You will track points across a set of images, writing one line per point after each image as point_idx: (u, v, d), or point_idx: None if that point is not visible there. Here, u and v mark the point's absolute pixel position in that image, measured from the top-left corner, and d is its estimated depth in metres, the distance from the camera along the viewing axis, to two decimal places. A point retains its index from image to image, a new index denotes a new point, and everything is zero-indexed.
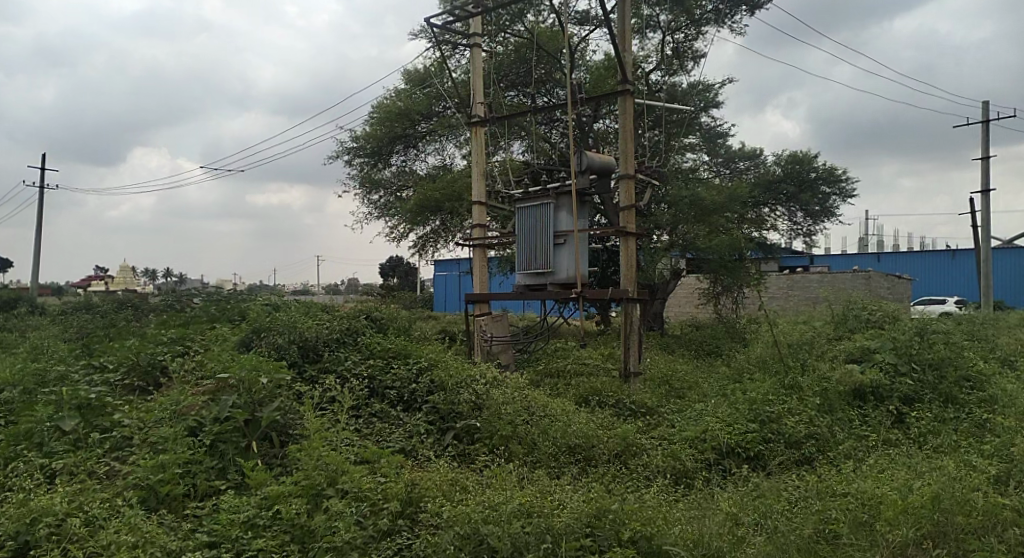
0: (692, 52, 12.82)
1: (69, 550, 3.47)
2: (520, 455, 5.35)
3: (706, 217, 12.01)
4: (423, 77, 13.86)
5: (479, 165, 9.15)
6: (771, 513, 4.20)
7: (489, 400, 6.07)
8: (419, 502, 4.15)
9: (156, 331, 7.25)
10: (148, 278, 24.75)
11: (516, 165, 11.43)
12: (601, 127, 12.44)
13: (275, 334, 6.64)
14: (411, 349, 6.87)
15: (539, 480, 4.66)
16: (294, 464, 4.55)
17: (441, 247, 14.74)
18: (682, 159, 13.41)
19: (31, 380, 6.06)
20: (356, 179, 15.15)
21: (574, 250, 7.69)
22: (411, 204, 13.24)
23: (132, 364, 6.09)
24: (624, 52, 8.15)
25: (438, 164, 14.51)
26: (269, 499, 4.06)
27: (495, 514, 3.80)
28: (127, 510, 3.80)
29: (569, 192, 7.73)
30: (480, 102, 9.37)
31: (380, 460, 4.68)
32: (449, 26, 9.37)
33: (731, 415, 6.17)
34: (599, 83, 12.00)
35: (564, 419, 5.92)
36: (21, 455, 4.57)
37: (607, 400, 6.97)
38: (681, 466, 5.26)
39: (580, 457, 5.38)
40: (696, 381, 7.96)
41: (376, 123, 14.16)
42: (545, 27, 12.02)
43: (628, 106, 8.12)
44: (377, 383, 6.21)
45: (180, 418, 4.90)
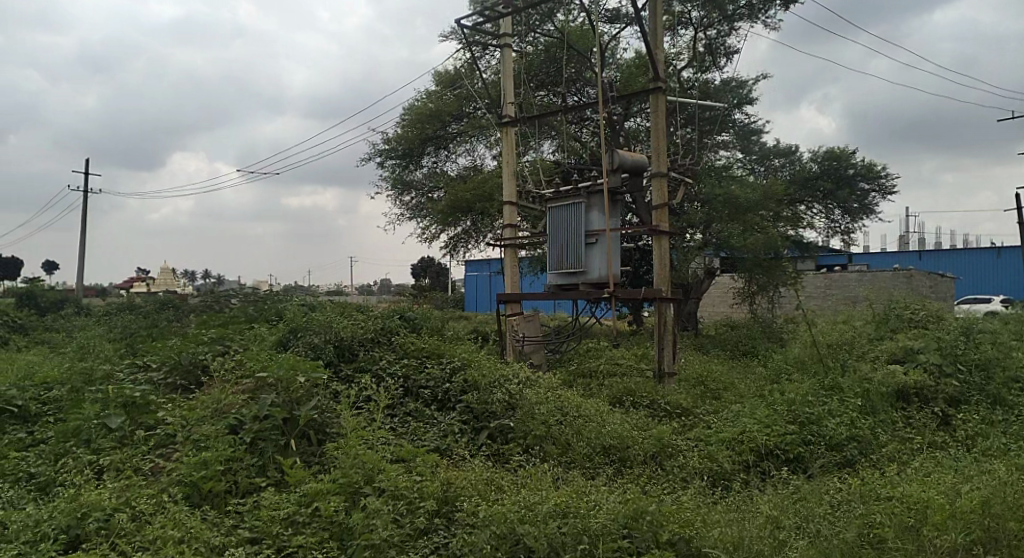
0: (725, 48, 12.67)
1: (117, 544, 3.56)
2: (555, 455, 5.34)
3: (740, 216, 11.84)
4: (454, 79, 13.93)
5: (510, 166, 9.16)
6: (812, 516, 4.12)
7: (522, 400, 6.07)
8: (455, 501, 4.16)
9: (197, 331, 7.41)
10: (188, 279, 25.38)
11: (547, 164, 11.42)
12: (632, 126, 12.35)
13: (312, 334, 6.74)
14: (444, 349, 6.91)
15: (574, 480, 4.63)
16: (331, 463, 4.60)
17: (472, 247, 14.80)
18: (715, 157, 13.24)
19: (79, 378, 6.25)
20: (388, 180, 15.29)
21: (605, 249, 7.64)
22: (443, 205, 13.31)
23: (174, 363, 6.24)
24: (655, 49, 8.07)
25: (468, 165, 14.57)
26: (308, 497, 4.11)
27: (531, 514, 3.80)
28: (171, 506, 3.88)
29: (601, 191, 7.69)
30: (510, 101, 9.37)
31: (415, 459, 4.71)
32: (479, 27, 9.38)
33: (769, 416, 6.07)
34: (630, 81, 11.91)
35: (598, 420, 5.89)
36: (69, 452, 4.71)
37: (641, 401, 6.91)
38: (718, 468, 5.20)
39: (614, 457, 5.34)
40: (732, 382, 7.85)
41: (407, 125, 14.28)
42: (576, 26, 11.98)
43: (660, 104, 8.06)
44: (411, 382, 6.25)
45: (221, 417, 5.00)
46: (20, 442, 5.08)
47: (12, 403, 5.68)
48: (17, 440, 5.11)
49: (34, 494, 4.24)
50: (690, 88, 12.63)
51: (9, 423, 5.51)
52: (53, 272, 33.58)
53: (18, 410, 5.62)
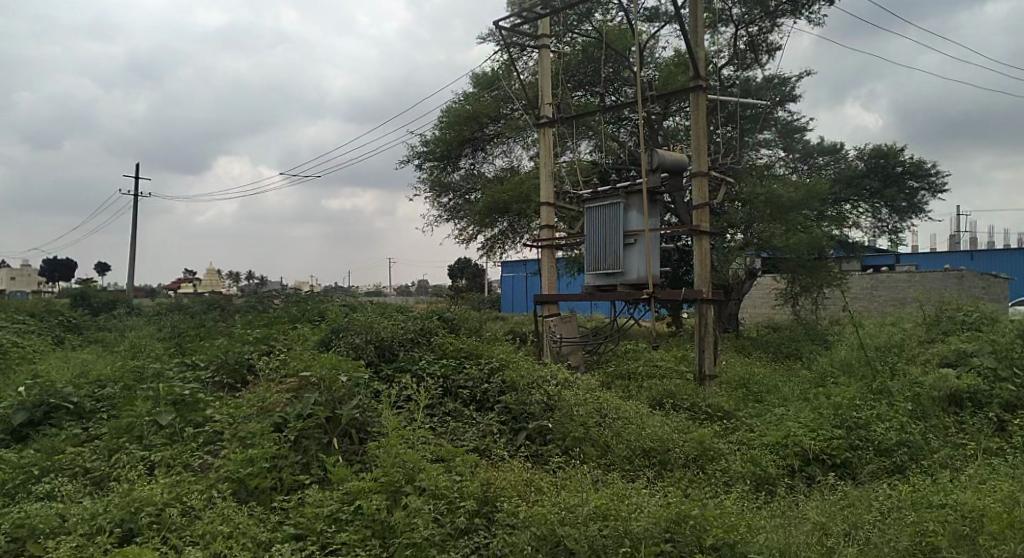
0: (767, 44, 12.44)
1: (168, 538, 3.66)
2: (594, 457, 5.31)
3: (783, 215, 11.62)
4: (491, 81, 13.98)
5: (547, 166, 9.15)
6: (861, 523, 4.01)
7: (561, 401, 6.05)
8: (495, 501, 4.17)
9: (242, 331, 7.57)
10: (232, 280, 25.99)
11: (585, 165, 11.37)
12: (671, 125, 12.21)
13: (352, 335, 6.84)
14: (482, 349, 6.93)
15: (613, 483, 4.60)
16: (373, 461, 4.66)
17: (509, 248, 14.81)
18: (756, 156, 13.02)
19: (130, 377, 6.44)
20: (426, 182, 15.41)
21: (644, 249, 7.56)
22: (480, 206, 13.37)
23: (221, 363, 6.40)
24: (696, 47, 7.96)
25: (505, 167, 14.59)
26: (350, 494, 4.16)
27: (572, 516, 3.79)
28: (219, 502, 3.98)
29: (640, 191, 7.63)
30: (548, 102, 9.35)
31: (455, 459, 4.73)
32: (517, 28, 9.38)
33: (814, 420, 5.94)
34: (669, 79, 11.79)
35: (638, 422, 5.84)
36: (123, 447, 4.86)
37: (681, 403, 6.82)
38: (762, 472, 5.10)
39: (654, 460, 5.28)
40: (775, 385, 7.69)
41: (445, 127, 14.37)
42: (614, 25, 11.91)
43: (701, 103, 7.97)
44: (449, 383, 6.29)
45: (266, 415, 5.12)
46: (76, 437, 5.27)
47: (68, 400, 5.90)
48: (73, 435, 5.30)
49: (89, 488, 4.39)
50: (731, 86, 12.44)
51: (66, 419, 5.72)
52: (105, 274, 34.73)
53: (74, 407, 5.83)
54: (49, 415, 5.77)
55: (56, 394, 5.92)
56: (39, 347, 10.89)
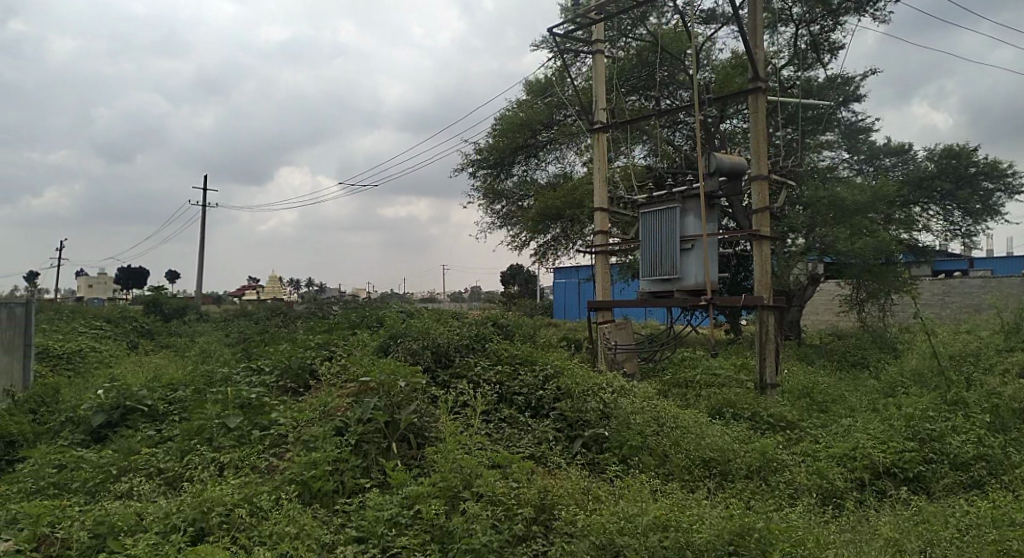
0: (830, 43, 12.11)
1: (238, 538, 3.78)
2: (653, 466, 5.22)
3: (848, 219, 11.24)
4: (544, 87, 13.99)
5: (602, 171, 9.10)
6: (936, 540, 3.83)
7: (617, 409, 6.00)
8: (552, 509, 4.16)
9: (305, 336, 7.78)
10: (292, 286, 26.70)
11: (639, 169, 11.27)
12: (729, 128, 11.99)
13: (411, 340, 6.95)
14: (537, 356, 6.94)
15: (673, 493, 4.51)
16: (430, 466, 4.71)
17: (562, 254, 14.77)
18: (818, 158, 12.65)
19: (200, 380, 6.70)
20: (480, 190, 15.53)
21: (702, 255, 7.43)
22: (534, 212, 13.39)
23: (284, 367, 6.58)
24: (755, 49, 7.80)
25: (558, 173, 14.59)
26: (409, 499, 4.22)
27: (631, 526, 3.74)
28: (286, 503, 4.09)
29: (697, 195, 7.51)
30: (602, 107, 9.30)
31: (511, 465, 4.74)
32: (571, 35, 9.38)
33: (883, 431, 5.71)
34: (727, 82, 11.59)
35: (696, 431, 5.74)
36: (195, 448, 5.06)
37: (742, 412, 6.66)
38: (829, 485, 4.94)
39: (715, 471, 5.17)
40: (841, 394, 7.43)
41: (499, 134, 14.46)
42: (669, 28, 11.79)
43: (761, 104, 7.79)
44: (505, 389, 6.32)
45: (328, 419, 5.26)
46: (150, 438, 5.50)
47: (143, 402, 6.16)
48: (148, 436, 5.54)
49: (164, 488, 4.56)
50: (791, 87, 12.14)
51: (141, 421, 5.97)
52: (174, 280, 36.23)
53: (148, 409, 6.09)
54: (125, 416, 6.05)
55: (132, 397, 6.20)
56: (115, 352, 11.46)
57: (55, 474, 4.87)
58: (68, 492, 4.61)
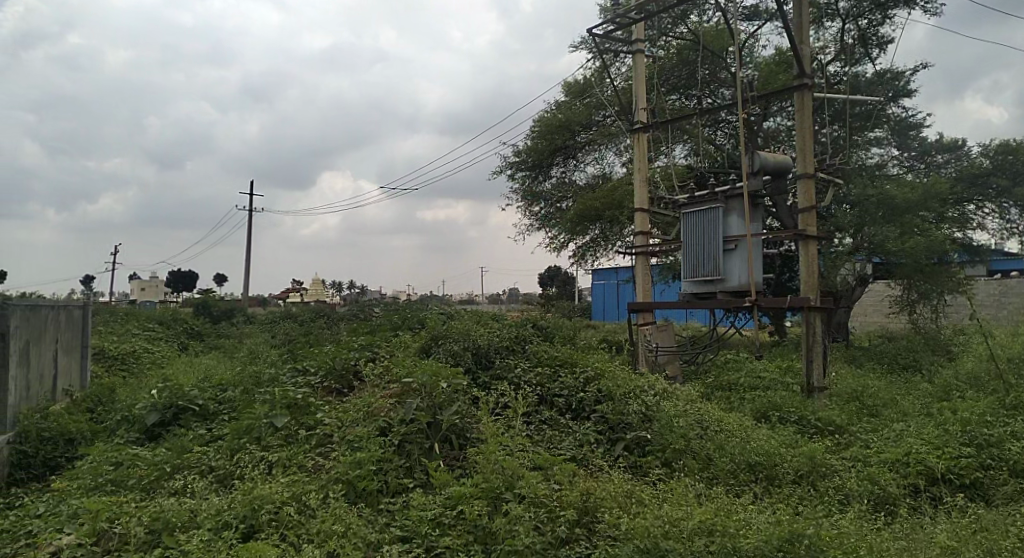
0: (878, 37, 11.79)
1: (286, 535, 3.86)
2: (696, 470, 5.15)
3: (898, 217, 10.92)
4: (583, 88, 13.94)
5: (642, 172, 9.02)
6: (997, 549, 3.68)
7: (659, 412, 5.94)
8: (595, 512, 4.13)
9: (349, 338, 7.91)
10: (335, 289, 27.15)
11: (680, 169, 11.14)
12: (772, 126, 11.75)
13: (452, 342, 7.00)
14: (577, 358, 6.91)
15: (718, 497, 4.44)
16: (472, 467, 4.74)
17: (601, 255, 14.69)
18: (867, 156, 12.32)
19: (248, 381, 6.86)
20: (518, 192, 15.54)
21: (746, 255, 7.30)
22: (572, 214, 13.35)
23: (328, 369, 6.69)
24: (801, 45, 7.63)
25: (598, 174, 14.51)
26: (452, 499, 4.25)
27: (676, 530, 3.70)
28: (332, 502, 4.16)
29: (741, 195, 7.39)
30: (643, 107, 9.21)
31: (553, 467, 4.73)
32: (611, 35, 9.32)
33: (938, 437, 5.53)
34: (770, 79, 11.38)
35: (741, 435, 5.64)
36: (244, 447, 5.19)
37: (789, 416, 6.53)
38: (882, 491, 4.79)
39: (761, 475, 5.07)
40: (892, 398, 7.22)
41: (537, 136, 14.45)
42: (711, 26, 11.63)
43: (807, 101, 7.61)
44: (545, 391, 6.32)
45: (372, 419, 5.33)
46: (201, 437, 5.65)
47: (194, 402, 6.34)
48: (199, 435, 5.69)
49: (215, 485, 4.68)
50: (837, 84, 11.86)
51: (193, 420, 6.15)
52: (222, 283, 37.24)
53: (199, 408, 6.26)
54: (178, 416, 6.24)
55: (184, 397, 6.38)
56: (167, 353, 11.81)
57: (113, 471, 5.04)
58: (125, 489, 4.77)
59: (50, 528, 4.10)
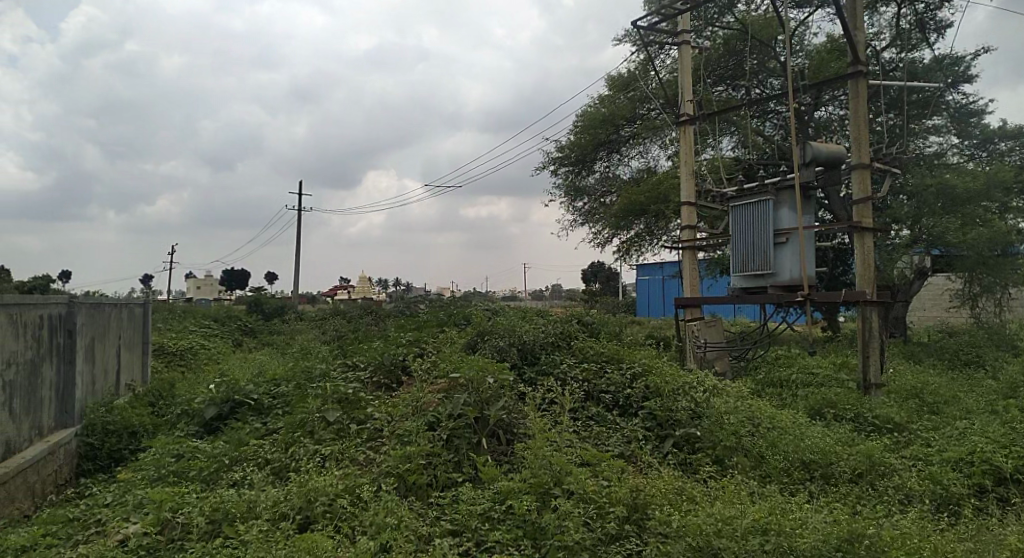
0: (937, 21, 11.33)
1: (341, 527, 3.94)
2: (749, 468, 5.05)
3: (958, 208, 10.50)
4: (627, 82, 13.78)
5: (689, 165, 8.86)
6: None
7: (709, 409, 5.85)
8: (645, 509, 4.07)
9: (396, 334, 8.02)
10: (382, 287, 27.57)
11: (728, 162, 10.93)
12: (824, 115, 11.41)
13: (497, 338, 7.03)
14: (624, 354, 6.84)
15: (771, 496, 4.35)
16: (521, 462, 4.74)
17: (646, 250, 14.52)
18: (924, 145, 11.87)
19: (301, 376, 7.02)
20: (561, 187, 15.48)
21: (798, 249, 7.11)
22: (617, 209, 13.24)
23: (377, 364, 6.80)
24: (855, 31, 7.38)
25: (642, 168, 14.35)
26: (501, 494, 4.26)
27: (729, 528, 3.64)
28: (384, 496, 4.22)
29: (792, 187, 7.20)
30: (689, 99, 9.05)
31: (602, 463, 4.71)
32: (656, 27, 9.18)
33: (1005, 436, 5.30)
34: (821, 68, 11.06)
35: (795, 432, 5.51)
36: (298, 440, 5.31)
37: (845, 413, 6.34)
38: (944, 491, 4.62)
39: (816, 474, 4.94)
40: (954, 395, 6.94)
41: (580, 131, 14.36)
42: (759, 15, 11.35)
43: (862, 89, 7.36)
44: (591, 387, 6.28)
45: (420, 414, 5.39)
46: (257, 431, 5.81)
47: (250, 397, 6.52)
48: (255, 429, 5.85)
49: (272, 477, 4.81)
50: (893, 70, 11.46)
51: (249, 414, 6.33)
52: (273, 280, 38.20)
53: (255, 403, 6.44)
54: (235, 410, 6.42)
55: (240, 392, 6.57)
56: (222, 349, 12.18)
57: (174, 463, 5.22)
58: (186, 480, 4.93)
59: (118, 517, 4.27)
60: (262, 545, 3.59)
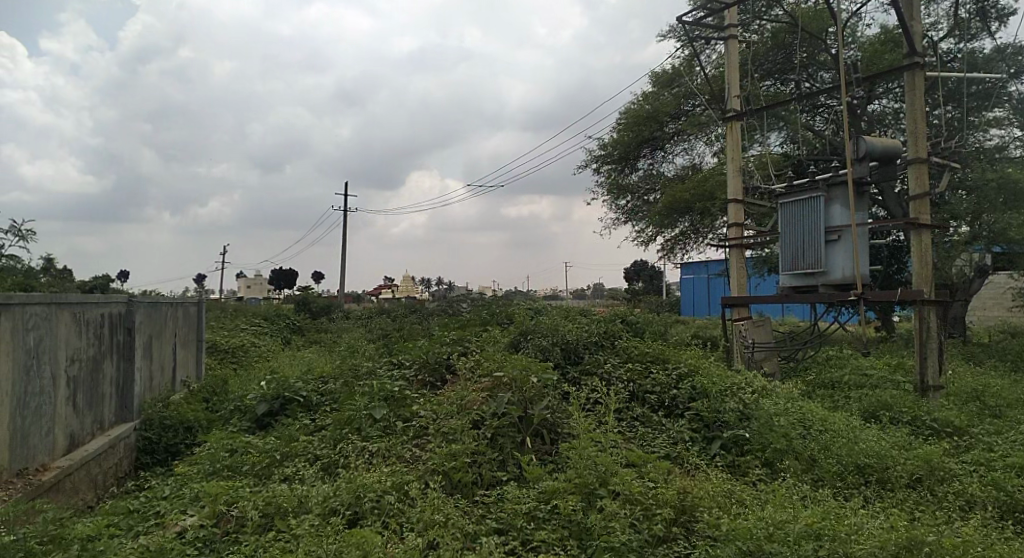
0: (998, 9, 10.87)
1: (389, 524, 3.99)
2: (801, 471, 4.93)
3: (1021, 203, 10.04)
4: (671, 78, 13.57)
5: (736, 162, 8.68)
6: None
7: (758, 410, 5.73)
8: (693, 511, 4.00)
9: (440, 333, 8.07)
10: (425, 286, 27.85)
11: (776, 158, 10.68)
12: (877, 109, 11.06)
13: (541, 336, 7.01)
14: (669, 354, 6.75)
15: (824, 500, 4.24)
16: (565, 462, 4.72)
17: (691, 248, 14.30)
18: (985, 138, 11.40)
19: (348, 374, 7.13)
20: (604, 185, 15.36)
21: (851, 246, 6.90)
22: (661, 206, 13.08)
23: (422, 362, 6.86)
24: (911, 22, 7.12)
25: (686, 165, 14.13)
26: (546, 494, 4.25)
27: (781, 533, 3.57)
28: (430, 493, 4.26)
29: (844, 182, 6.98)
30: (736, 94, 8.86)
31: (648, 465, 4.65)
32: (702, 22, 9.02)
33: None
34: (874, 60, 10.72)
35: (848, 435, 5.35)
36: (346, 437, 5.40)
37: (901, 417, 6.13)
38: (1009, 498, 4.42)
39: (871, 479, 4.79)
40: (1019, 399, 6.64)
41: (624, 128, 14.23)
42: (809, 7, 11.07)
43: (919, 81, 7.09)
44: (636, 387, 6.21)
45: (465, 412, 5.42)
46: (306, 427, 5.92)
47: (299, 394, 6.65)
48: (304, 425, 5.97)
49: (322, 473, 4.90)
50: (951, 61, 11.04)
51: (298, 410, 6.47)
52: (320, 279, 38.98)
53: (304, 400, 6.57)
54: (284, 406, 6.57)
55: (289, 388, 6.71)
56: (271, 347, 12.47)
57: (228, 458, 5.36)
58: (239, 474, 5.06)
59: (175, 510, 4.41)
60: (314, 539, 3.66)
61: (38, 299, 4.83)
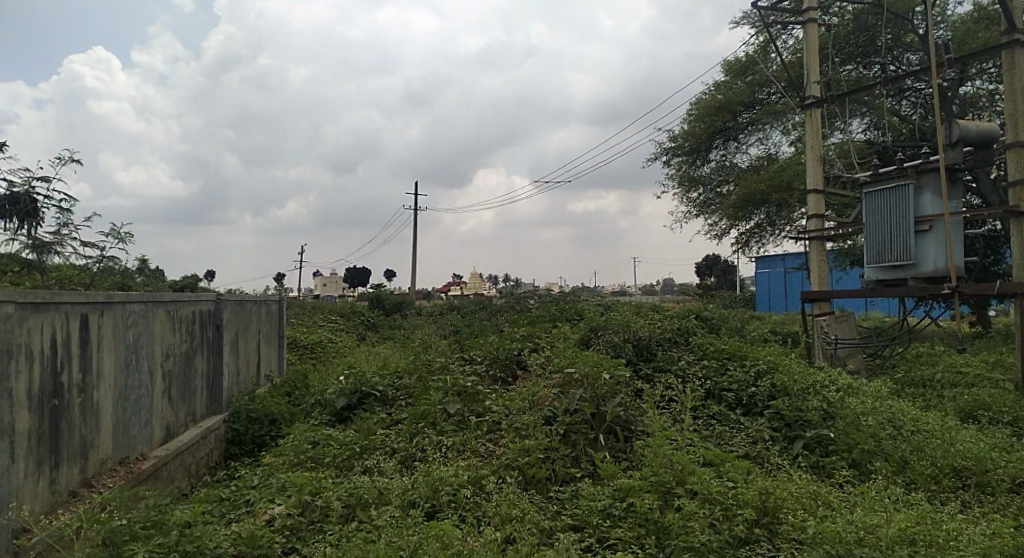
0: None
1: (465, 517, 4.04)
2: (891, 472, 4.69)
3: None
4: (744, 67, 13.22)
5: (815, 150, 8.32)
6: None
7: (843, 409, 5.49)
8: (777, 513, 3.85)
9: (511, 329, 8.10)
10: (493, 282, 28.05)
11: (859, 145, 10.20)
12: (970, 91, 10.39)
13: (612, 333, 6.93)
14: (747, 351, 6.55)
15: (918, 504, 4.02)
16: (640, 460, 4.65)
17: (767, 241, 13.83)
18: None
19: (422, 368, 7.27)
20: (674, 178, 15.04)
21: (944, 237, 6.51)
22: (735, 198, 12.72)
23: (494, 358, 6.91)
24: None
25: (761, 155, 13.70)
26: (621, 491, 4.19)
27: (872, 537, 3.41)
28: (506, 488, 4.28)
29: (935, 169, 6.59)
30: (815, 80, 8.48)
31: (726, 464, 4.53)
32: (777, 6, 8.69)
33: None
34: (966, 39, 10.08)
35: (943, 436, 5.06)
36: (422, 431, 5.50)
37: (1001, 417, 5.74)
38: None
39: (968, 482, 4.51)
40: None
41: (695, 120, 13.93)
42: None
43: (1020, 58, 6.60)
44: (712, 384, 6.05)
45: (537, 408, 5.42)
46: (384, 421, 6.07)
47: (375, 388, 6.83)
48: (381, 419, 6.11)
49: (400, 465, 5.01)
50: None
51: (375, 405, 6.64)
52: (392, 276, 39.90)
53: (380, 395, 6.73)
54: (362, 400, 6.78)
55: (366, 383, 6.89)
56: (347, 343, 12.83)
57: (311, 450, 5.55)
58: (322, 466, 5.23)
59: (263, 498, 4.61)
60: (394, 531, 3.75)
61: (136, 298, 5.13)
